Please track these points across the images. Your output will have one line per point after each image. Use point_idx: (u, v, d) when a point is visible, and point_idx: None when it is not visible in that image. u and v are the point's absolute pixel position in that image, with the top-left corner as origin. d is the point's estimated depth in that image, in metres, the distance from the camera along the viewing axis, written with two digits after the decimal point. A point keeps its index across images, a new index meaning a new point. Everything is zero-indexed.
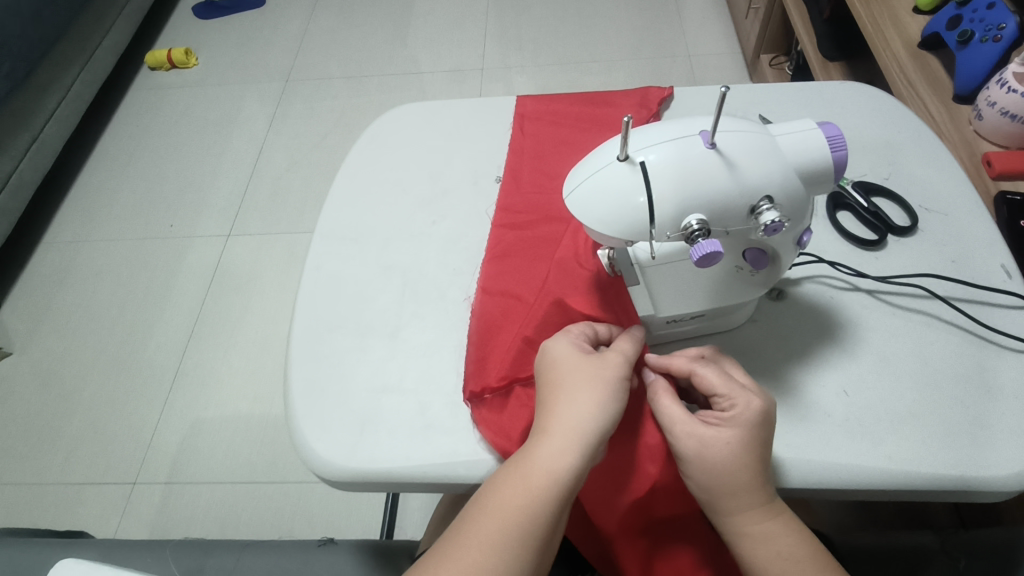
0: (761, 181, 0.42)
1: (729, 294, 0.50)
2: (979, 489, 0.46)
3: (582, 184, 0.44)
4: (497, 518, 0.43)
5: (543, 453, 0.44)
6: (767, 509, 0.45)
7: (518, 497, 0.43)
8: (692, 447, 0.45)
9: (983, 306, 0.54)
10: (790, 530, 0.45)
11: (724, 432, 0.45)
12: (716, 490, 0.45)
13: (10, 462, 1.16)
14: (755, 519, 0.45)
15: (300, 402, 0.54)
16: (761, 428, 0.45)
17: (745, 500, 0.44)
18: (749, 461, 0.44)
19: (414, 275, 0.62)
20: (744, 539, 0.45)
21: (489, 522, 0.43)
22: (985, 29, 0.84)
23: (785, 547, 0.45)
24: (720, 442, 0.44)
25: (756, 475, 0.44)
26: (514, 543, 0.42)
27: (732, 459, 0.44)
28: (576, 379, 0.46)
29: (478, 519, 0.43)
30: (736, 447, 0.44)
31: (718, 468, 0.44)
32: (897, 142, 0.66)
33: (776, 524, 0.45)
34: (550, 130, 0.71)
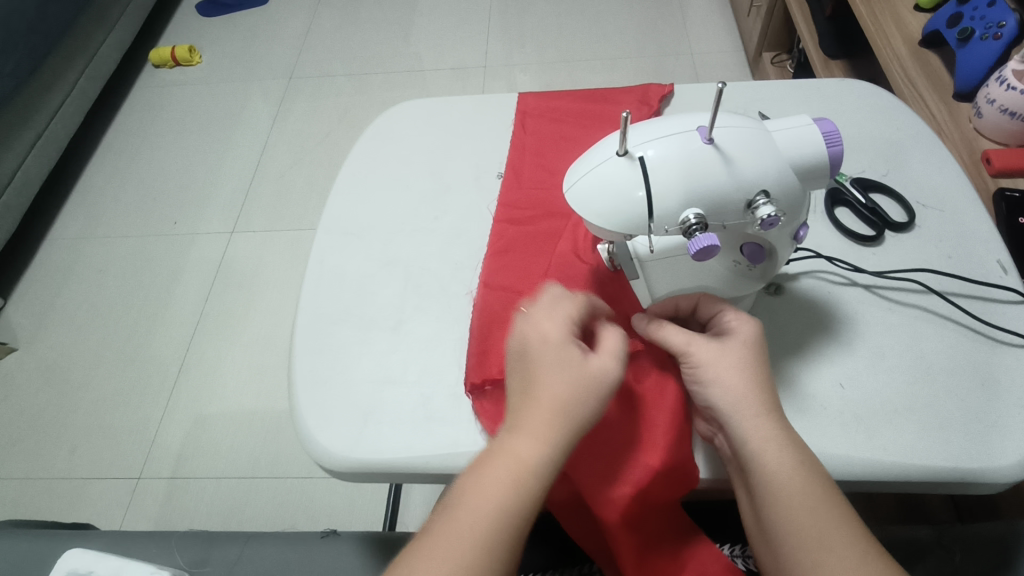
0: (757, 176, 0.42)
1: (727, 288, 0.51)
2: (972, 481, 0.47)
3: (582, 180, 0.44)
4: (483, 497, 0.41)
5: (527, 434, 0.43)
6: (781, 420, 0.45)
7: (503, 475, 0.42)
8: (706, 353, 0.47)
9: (980, 301, 0.55)
10: (802, 444, 0.45)
11: (734, 339, 0.48)
12: (737, 395, 0.45)
13: (16, 456, 1.17)
14: (763, 427, 0.44)
15: (304, 394, 0.55)
16: (761, 344, 0.48)
17: (763, 406, 0.45)
18: (758, 365, 0.47)
19: (416, 270, 0.63)
20: (766, 445, 0.44)
21: (475, 504, 0.41)
22: (985, 27, 0.85)
23: (793, 455, 0.44)
24: (733, 346, 0.47)
25: (767, 379, 0.47)
26: (501, 522, 0.41)
27: (744, 361, 0.47)
28: (559, 359, 0.46)
29: (463, 501, 0.41)
30: (747, 350, 0.47)
31: (722, 377, 0.46)
32: (895, 139, 0.66)
33: (791, 435, 0.45)
34: (550, 126, 0.72)
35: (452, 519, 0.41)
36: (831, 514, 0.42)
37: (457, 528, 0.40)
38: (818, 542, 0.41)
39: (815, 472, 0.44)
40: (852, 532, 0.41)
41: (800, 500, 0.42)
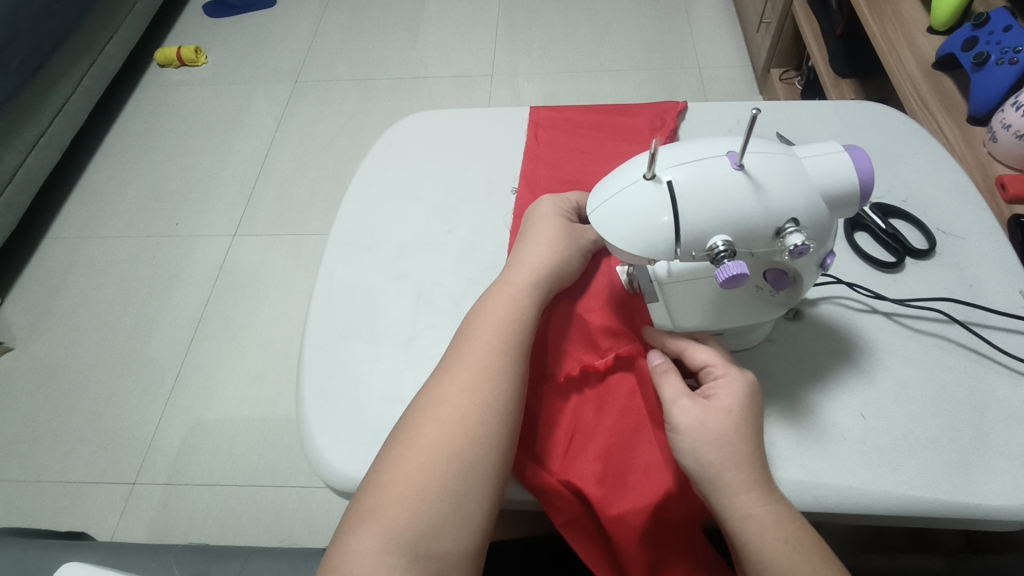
0: (786, 203, 0.41)
1: (749, 313, 0.49)
2: (994, 518, 0.46)
3: (607, 202, 0.43)
4: (450, 399, 0.47)
5: (484, 346, 0.50)
6: (764, 486, 0.44)
7: (466, 379, 0.48)
8: (686, 418, 0.46)
9: (1004, 332, 0.54)
10: (786, 509, 0.43)
11: (717, 400, 0.46)
12: (716, 463, 0.44)
13: (8, 459, 1.15)
14: (752, 502, 0.43)
15: (313, 409, 0.54)
16: (747, 399, 0.46)
17: (743, 476, 0.43)
18: (741, 428, 0.45)
19: (429, 284, 0.62)
20: (749, 520, 0.42)
21: (444, 408, 0.47)
22: (1001, 51, 0.84)
23: (783, 533, 0.42)
24: (715, 408, 0.45)
25: (750, 444, 0.45)
26: (469, 392, 0.47)
27: (725, 427, 0.45)
28: (513, 293, 0.52)
29: (432, 405, 0.48)
30: (729, 413, 0.45)
31: (707, 443, 0.44)
32: (915, 163, 0.65)
33: (772, 503, 0.43)
34: (564, 139, 0.71)
35: (424, 420, 0.47)
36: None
37: (428, 425, 0.47)
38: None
39: (797, 542, 0.42)
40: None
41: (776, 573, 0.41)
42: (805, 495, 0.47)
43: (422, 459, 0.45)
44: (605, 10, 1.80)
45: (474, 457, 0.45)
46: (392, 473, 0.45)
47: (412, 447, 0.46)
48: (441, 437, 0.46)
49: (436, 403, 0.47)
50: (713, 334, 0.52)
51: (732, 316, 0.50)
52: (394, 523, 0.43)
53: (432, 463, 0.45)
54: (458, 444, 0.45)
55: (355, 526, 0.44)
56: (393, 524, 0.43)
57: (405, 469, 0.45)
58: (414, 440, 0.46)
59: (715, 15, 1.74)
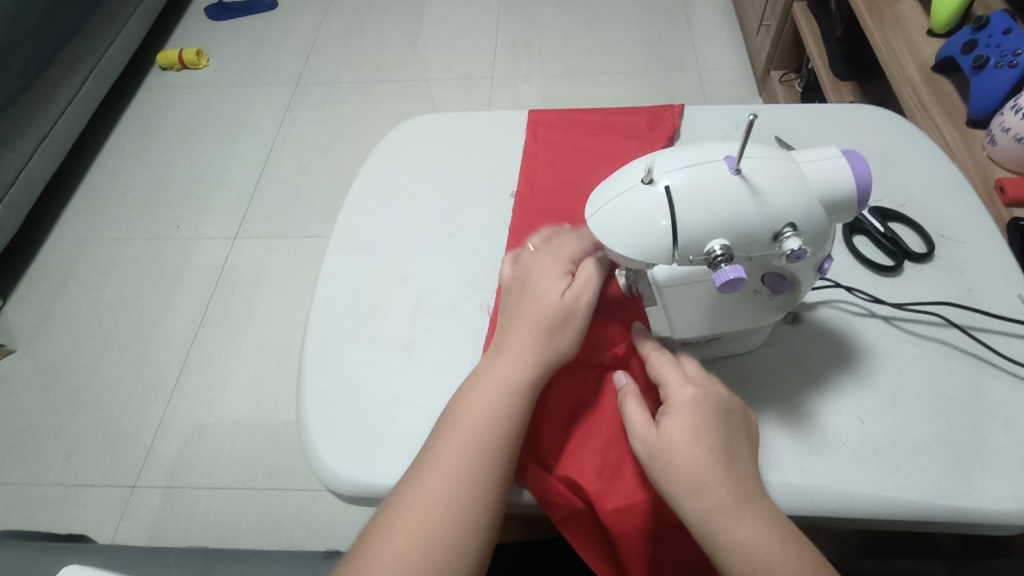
0: (784, 208, 0.41)
1: (747, 317, 0.50)
2: (991, 522, 0.46)
3: (605, 206, 0.44)
4: (470, 411, 0.47)
5: (502, 376, 0.47)
6: (735, 496, 0.42)
7: (491, 390, 0.47)
8: (647, 447, 0.45)
9: (1003, 335, 0.54)
10: (764, 519, 0.41)
11: (671, 420, 0.45)
12: (678, 485, 0.43)
13: (10, 461, 1.15)
14: (726, 525, 0.41)
15: (313, 414, 0.54)
16: (708, 411, 0.45)
17: (707, 495, 0.42)
18: (700, 443, 0.43)
19: (428, 288, 0.62)
20: (726, 545, 0.41)
21: (465, 420, 0.46)
22: (1000, 54, 0.84)
23: (764, 555, 0.40)
24: (673, 430, 0.44)
25: (712, 457, 0.43)
26: (485, 424, 0.46)
27: (681, 446, 0.43)
28: (535, 314, 0.49)
29: (452, 419, 0.47)
30: (685, 430, 0.44)
31: (670, 469, 0.43)
32: (914, 166, 0.66)
33: (745, 516, 0.41)
34: (563, 139, 0.72)
35: (437, 439, 0.46)
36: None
37: (444, 440, 0.46)
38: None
39: (777, 555, 0.40)
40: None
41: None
42: (803, 499, 0.47)
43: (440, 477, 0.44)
44: (606, 12, 1.80)
45: (488, 492, 0.44)
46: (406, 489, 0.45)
47: (427, 462, 0.45)
48: (460, 453, 0.45)
49: (452, 435, 0.46)
50: (713, 338, 0.53)
51: (731, 320, 0.50)
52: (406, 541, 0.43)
53: (445, 491, 0.44)
54: (479, 461, 0.45)
55: (369, 543, 0.44)
56: (406, 544, 0.43)
57: (421, 485, 0.44)
58: (427, 473, 0.45)
59: (715, 17, 1.74)
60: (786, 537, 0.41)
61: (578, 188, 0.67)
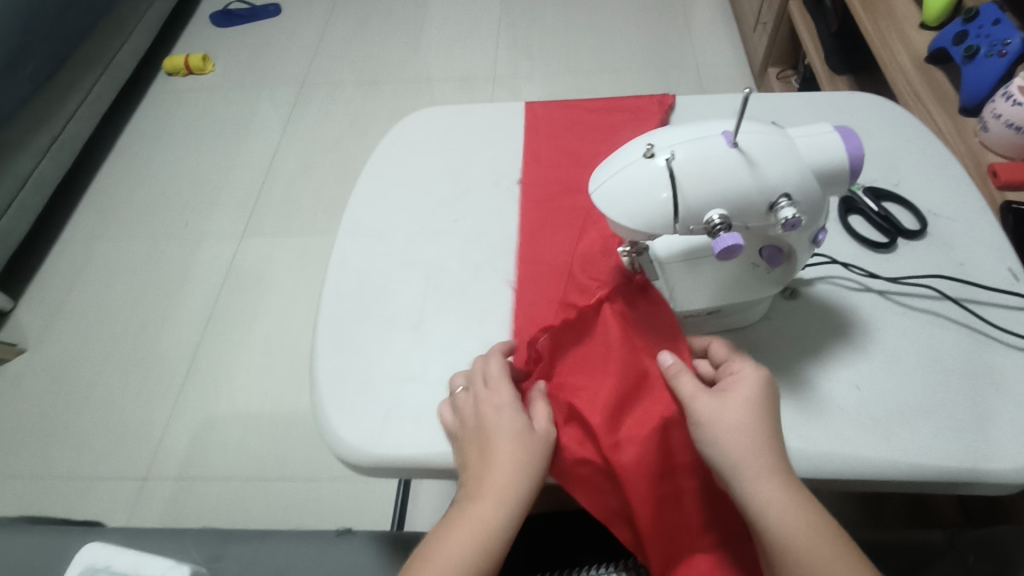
0: (779, 179, 0.43)
1: (745, 289, 0.52)
2: (983, 480, 0.48)
3: (609, 179, 0.46)
4: (495, 477, 0.46)
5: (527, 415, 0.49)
6: (787, 480, 0.43)
7: (505, 467, 0.47)
8: (706, 411, 0.45)
9: (994, 306, 0.56)
10: (811, 504, 0.43)
11: (734, 393, 0.46)
12: (737, 455, 0.44)
13: (23, 456, 1.17)
14: (775, 488, 0.43)
15: (328, 390, 0.56)
16: (770, 399, 0.46)
17: (761, 456, 0.43)
18: (761, 423, 0.45)
19: (437, 270, 0.64)
20: (772, 507, 0.42)
21: (491, 484, 0.46)
22: (991, 44, 0.87)
23: (807, 519, 0.42)
24: (733, 398, 0.46)
25: (771, 440, 0.44)
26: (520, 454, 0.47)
27: (743, 420, 0.45)
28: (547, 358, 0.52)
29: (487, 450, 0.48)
30: (748, 406, 0.45)
31: (731, 429, 0.44)
32: (906, 149, 0.68)
33: (794, 487, 0.43)
34: (562, 112, 0.75)
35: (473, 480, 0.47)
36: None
37: (476, 503, 0.45)
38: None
39: (821, 538, 0.42)
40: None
41: (801, 561, 0.41)
42: (801, 463, 0.49)
43: (474, 545, 0.44)
44: (605, 12, 1.83)
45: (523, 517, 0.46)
46: (438, 557, 0.44)
47: (460, 526, 0.45)
48: (496, 519, 0.45)
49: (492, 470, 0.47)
50: (714, 311, 0.54)
51: (729, 292, 0.52)
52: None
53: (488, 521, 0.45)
54: (515, 523, 0.45)
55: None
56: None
57: (458, 549, 0.44)
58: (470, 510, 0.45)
59: (712, 15, 1.77)
60: (831, 525, 0.43)
61: (576, 157, 0.71)
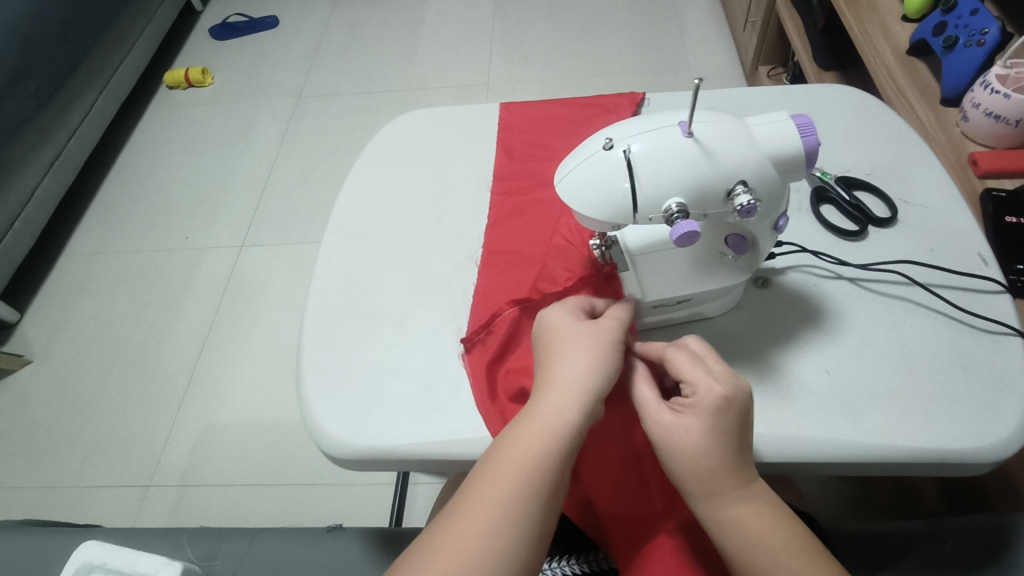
0: (734, 166, 0.44)
1: (713, 278, 0.53)
2: (950, 461, 0.48)
3: (572, 172, 0.47)
4: (563, 374, 0.47)
5: (559, 384, 0.46)
6: (739, 499, 0.44)
7: (547, 420, 0.45)
8: (659, 436, 0.46)
9: (962, 291, 0.57)
10: (766, 520, 0.44)
11: (687, 419, 0.45)
12: (686, 478, 0.45)
13: (30, 465, 1.19)
14: (727, 506, 0.44)
15: (313, 385, 0.58)
16: (727, 417, 0.45)
17: (710, 482, 0.44)
18: (711, 447, 0.44)
19: (418, 268, 0.65)
20: (723, 527, 0.44)
21: (561, 381, 0.46)
22: (969, 34, 0.87)
23: (759, 532, 0.44)
24: (685, 422, 0.45)
25: (723, 463, 0.44)
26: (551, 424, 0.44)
27: (694, 448, 0.45)
28: (572, 330, 0.49)
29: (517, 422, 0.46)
30: (698, 434, 0.45)
31: (680, 455, 0.45)
32: (879, 138, 0.69)
33: (747, 502, 0.44)
34: (536, 109, 0.77)
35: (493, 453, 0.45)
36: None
37: (544, 399, 0.46)
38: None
39: (772, 553, 0.43)
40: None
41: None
42: (771, 447, 0.50)
43: (495, 503, 0.42)
44: (598, 16, 1.85)
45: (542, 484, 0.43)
46: (510, 452, 0.44)
47: (530, 419, 0.45)
48: (564, 414, 0.45)
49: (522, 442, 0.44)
50: (685, 300, 0.55)
51: (697, 281, 0.53)
52: (517, 495, 0.42)
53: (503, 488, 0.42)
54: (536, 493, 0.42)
55: (482, 493, 0.42)
56: (523, 497, 0.42)
57: (531, 442, 0.44)
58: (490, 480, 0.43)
59: (704, 17, 1.78)
60: (785, 535, 0.44)
61: (550, 151, 0.73)
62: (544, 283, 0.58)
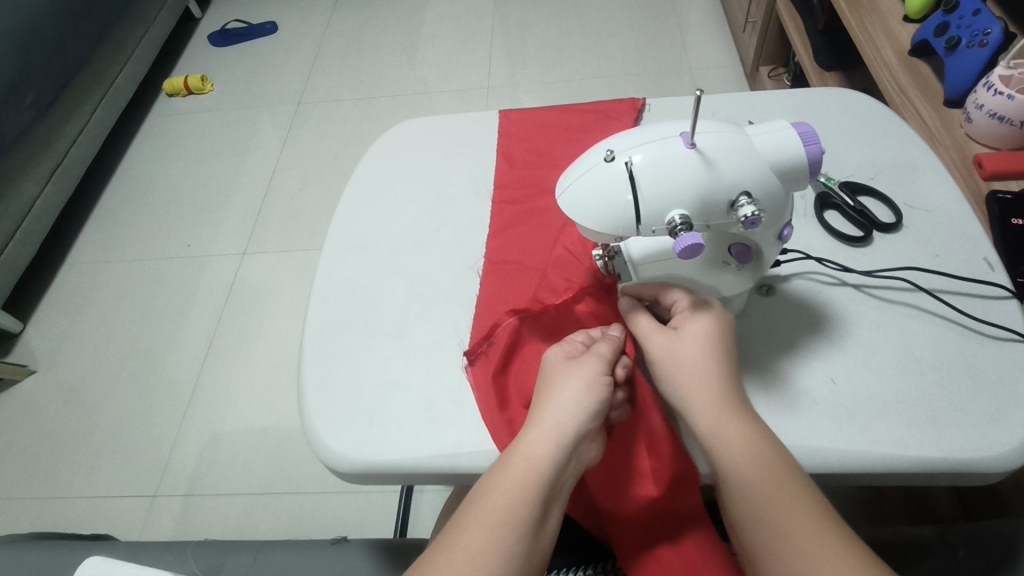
0: (737, 177, 0.44)
1: (718, 286, 0.52)
2: (956, 470, 0.48)
3: (573, 184, 0.47)
4: (546, 416, 0.47)
5: (546, 418, 0.47)
6: (734, 409, 0.46)
7: (530, 453, 0.45)
8: (661, 347, 0.50)
9: (968, 296, 0.56)
10: (755, 433, 0.45)
11: (686, 330, 0.50)
12: (682, 387, 0.48)
13: (34, 476, 1.19)
14: (720, 414, 0.46)
15: (314, 399, 0.57)
16: (715, 337, 0.49)
17: (702, 390, 0.47)
18: (704, 355, 0.48)
19: (419, 279, 0.65)
20: (716, 434, 0.46)
21: (544, 421, 0.47)
22: (971, 35, 0.87)
23: (748, 443, 0.45)
24: (683, 336, 0.50)
25: (716, 372, 0.48)
26: (537, 460, 0.45)
27: (690, 354, 0.49)
28: (559, 368, 0.50)
29: (503, 459, 0.46)
30: (695, 340, 0.49)
31: (676, 364, 0.49)
32: (882, 143, 0.68)
33: (739, 415, 0.46)
34: (535, 116, 0.77)
35: (479, 489, 0.45)
36: (779, 499, 0.42)
37: (526, 440, 0.46)
38: (755, 522, 0.42)
39: (758, 457, 0.44)
40: (802, 514, 0.42)
41: (733, 478, 0.44)
42: None
43: (483, 537, 0.42)
44: (597, 18, 1.85)
45: (524, 516, 0.43)
46: (495, 492, 0.44)
47: (512, 461, 0.45)
48: (547, 454, 0.45)
49: (508, 477, 0.44)
50: None
51: (704, 290, 0.52)
52: (502, 530, 0.42)
53: (485, 524, 0.43)
54: (520, 532, 0.42)
55: (471, 536, 0.42)
56: (509, 535, 0.42)
57: (514, 483, 0.44)
58: (477, 516, 0.43)
59: (705, 17, 1.78)
60: (768, 446, 0.45)
61: (550, 158, 0.73)
62: (545, 292, 0.59)
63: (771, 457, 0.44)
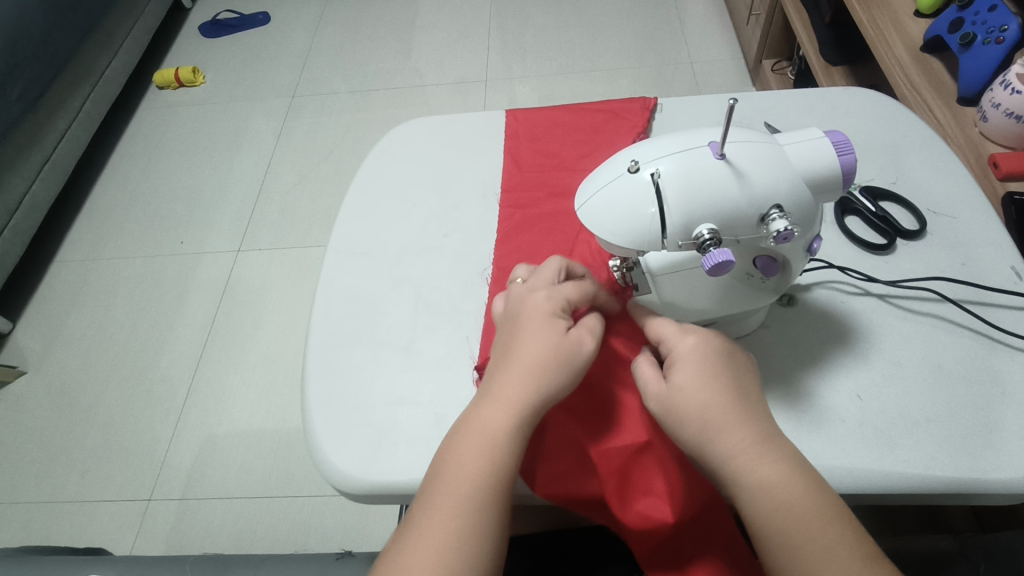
0: (769, 189, 0.42)
1: (742, 300, 0.50)
2: (989, 491, 0.46)
3: (595, 195, 0.44)
4: (509, 376, 0.44)
5: (507, 385, 0.44)
6: (760, 452, 0.41)
7: (487, 425, 0.42)
8: (658, 404, 0.45)
9: (996, 308, 0.55)
10: (787, 476, 0.40)
11: (682, 367, 0.45)
12: (693, 442, 0.43)
13: (25, 481, 1.17)
14: (745, 464, 0.41)
15: (318, 416, 0.55)
16: (715, 369, 0.44)
17: (722, 437, 0.41)
18: (711, 393, 0.43)
19: (427, 288, 0.63)
20: (749, 487, 0.40)
21: (505, 386, 0.44)
22: (988, 31, 0.84)
23: (782, 494, 0.39)
24: (682, 378, 0.44)
25: (729, 411, 0.42)
26: (495, 431, 0.42)
27: (695, 397, 0.43)
28: (536, 323, 0.46)
29: (460, 427, 0.44)
30: (695, 380, 0.43)
31: (684, 410, 0.43)
32: (902, 145, 0.66)
33: (766, 456, 0.41)
34: (542, 115, 0.75)
35: (438, 461, 0.43)
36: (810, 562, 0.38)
37: (487, 401, 0.44)
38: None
39: (799, 510, 0.39)
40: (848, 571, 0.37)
41: (780, 543, 0.39)
42: None
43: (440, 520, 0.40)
44: (596, 9, 1.82)
45: (479, 492, 0.41)
46: (450, 466, 0.42)
47: (467, 427, 0.43)
48: (504, 422, 0.42)
49: (464, 450, 0.42)
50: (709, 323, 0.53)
51: (724, 304, 0.50)
52: (456, 509, 0.40)
53: (443, 503, 0.40)
54: (472, 508, 0.40)
55: (429, 508, 0.41)
56: (467, 506, 0.40)
57: (473, 451, 0.42)
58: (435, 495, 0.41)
59: (706, 9, 1.75)
60: (806, 492, 0.40)
61: (560, 161, 0.70)
62: None
63: (816, 505, 0.39)
